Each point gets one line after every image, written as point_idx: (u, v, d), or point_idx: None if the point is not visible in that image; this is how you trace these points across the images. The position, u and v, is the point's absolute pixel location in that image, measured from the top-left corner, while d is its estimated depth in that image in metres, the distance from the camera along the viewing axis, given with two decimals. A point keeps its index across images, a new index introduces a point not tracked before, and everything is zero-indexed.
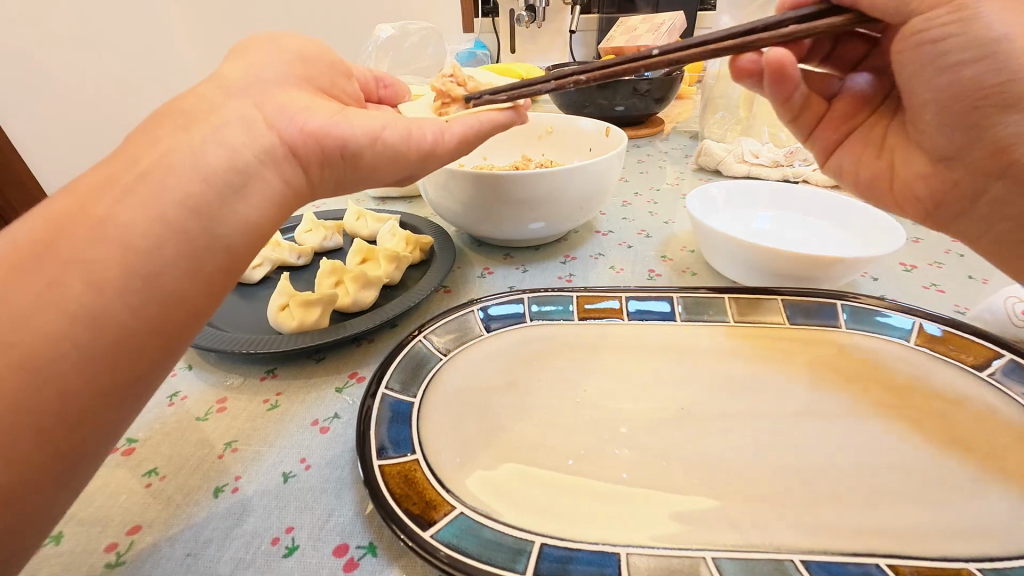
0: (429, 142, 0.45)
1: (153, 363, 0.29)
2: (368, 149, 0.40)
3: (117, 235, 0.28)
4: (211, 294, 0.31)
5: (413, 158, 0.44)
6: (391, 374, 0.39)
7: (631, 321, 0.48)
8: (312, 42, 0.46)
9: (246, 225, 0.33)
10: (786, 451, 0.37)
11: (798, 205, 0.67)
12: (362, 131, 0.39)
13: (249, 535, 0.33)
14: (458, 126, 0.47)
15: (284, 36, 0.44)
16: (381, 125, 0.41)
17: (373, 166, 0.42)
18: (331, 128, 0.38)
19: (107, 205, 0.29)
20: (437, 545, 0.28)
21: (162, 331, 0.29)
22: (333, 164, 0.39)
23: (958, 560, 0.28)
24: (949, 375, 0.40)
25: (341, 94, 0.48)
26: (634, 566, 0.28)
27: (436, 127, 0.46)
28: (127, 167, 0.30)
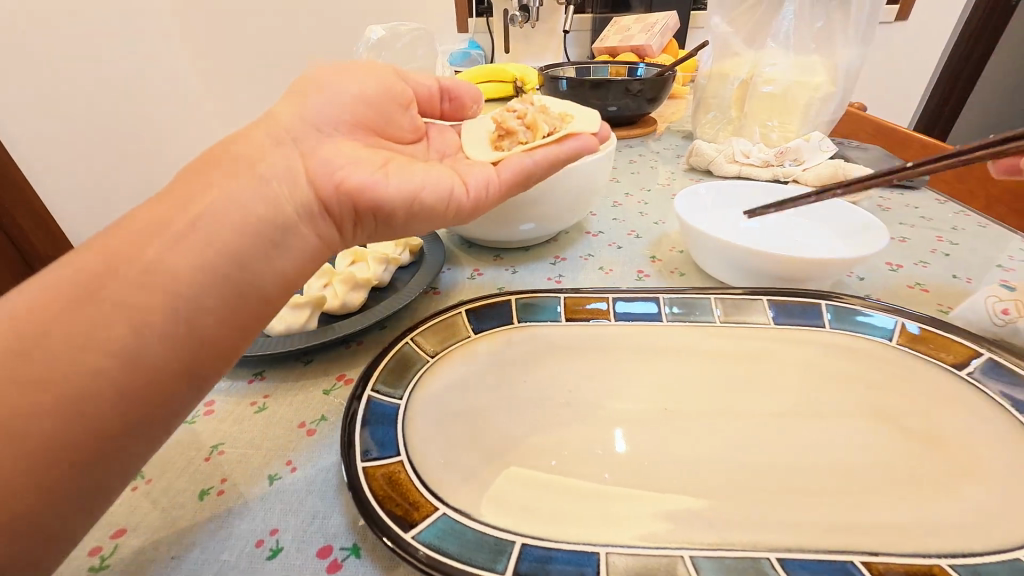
0: (471, 199, 0.46)
1: (189, 376, 0.31)
2: (402, 209, 0.41)
3: (170, 269, 0.31)
4: (254, 317, 0.34)
5: (449, 215, 0.45)
6: (377, 376, 0.39)
7: (620, 321, 0.48)
8: (365, 84, 0.47)
9: (271, 258, 0.35)
10: (767, 452, 0.37)
11: (785, 205, 0.68)
12: (398, 194, 0.40)
13: (234, 537, 0.33)
14: (506, 172, 0.49)
15: (334, 75, 0.46)
16: (420, 184, 0.42)
17: (414, 223, 0.43)
18: (366, 189, 0.39)
19: (164, 246, 0.31)
20: (418, 546, 0.28)
21: (187, 352, 0.31)
22: (364, 222, 0.41)
23: (931, 555, 0.28)
24: (931, 374, 0.41)
25: (389, 132, 0.50)
26: (613, 566, 0.28)
27: (484, 177, 0.48)
28: (182, 212, 0.33)
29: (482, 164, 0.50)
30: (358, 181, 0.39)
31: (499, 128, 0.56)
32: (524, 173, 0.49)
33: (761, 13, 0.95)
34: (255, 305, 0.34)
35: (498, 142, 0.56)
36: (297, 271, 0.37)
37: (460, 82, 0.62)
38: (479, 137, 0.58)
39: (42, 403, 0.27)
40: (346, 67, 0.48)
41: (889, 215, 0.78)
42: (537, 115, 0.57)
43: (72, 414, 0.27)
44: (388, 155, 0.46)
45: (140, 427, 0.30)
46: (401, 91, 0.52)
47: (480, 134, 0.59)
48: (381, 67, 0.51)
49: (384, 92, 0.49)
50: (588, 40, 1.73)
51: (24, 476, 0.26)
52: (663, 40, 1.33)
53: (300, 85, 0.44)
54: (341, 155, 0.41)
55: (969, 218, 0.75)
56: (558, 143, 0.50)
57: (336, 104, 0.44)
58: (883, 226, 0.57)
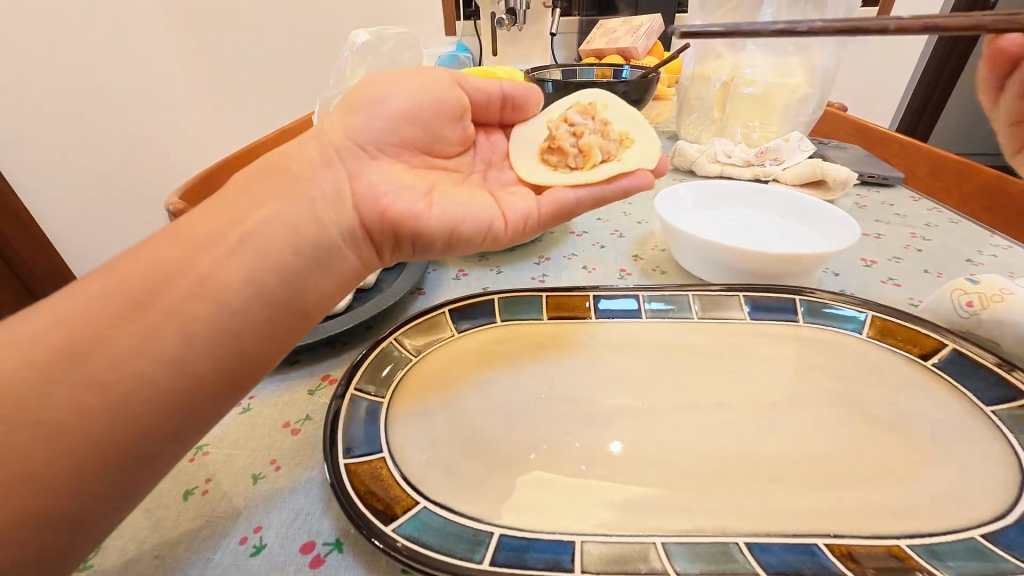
0: (508, 228, 0.46)
1: (229, 383, 0.33)
2: (439, 240, 0.42)
3: (220, 280, 0.33)
4: (293, 331, 0.36)
5: (483, 244, 0.45)
6: (360, 375, 0.40)
7: (599, 319, 0.49)
8: (416, 94, 0.47)
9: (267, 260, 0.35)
10: (742, 442, 0.38)
11: (764, 203, 0.70)
12: (438, 224, 0.42)
13: (219, 535, 0.33)
14: (548, 204, 0.48)
15: (393, 86, 0.47)
16: (460, 217, 0.43)
17: (456, 252, 0.44)
18: (408, 218, 0.40)
19: (214, 261, 0.33)
20: (398, 538, 0.29)
21: (212, 359, 0.32)
22: (402, 247, 0.42)
23: (891, 536, 0.30)
24: (897, 365, 0.42)
25: (434, 146, 0.50)
26: (589, 554, 0.29)
27: (525, 209, 0.47)
28: (233, 227, 0.35)
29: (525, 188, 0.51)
30: (402, 209, 0.40)
31: (551, 141, 0.55)
32: (566, 210, 0.48)
33: (740, 16, 0.98)
34: (286, 317, 0.35)
35: (548, 155, 0.55)
36: (338, 291, 0.39)
37: (529, 92, 0.58)
38: (531, 151, 0.57)
39: (92, 403, 0.29)
40: (396, 76, 0.48)
41: (866, 212, 0.80)
42: (592, 137, 0.55)
43: (117, 414, 0.29)
44: (433, 176, 0.47)
45: (179, 429, 0.31)
46: (453, 102, 0.51)
47: (534, 141, 0.59)
48: (438, 74, 0.50)
49: (438, 105, 0.49)
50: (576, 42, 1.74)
51: (66, 472, 0.28)
52: (648, 43, 1.35)
53: (353, 96, 0.46)
54: (393, 179, 0.42)
55: (942, 215, 0.78)
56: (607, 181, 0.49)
57: (385, 121, 0.45)
58: (853, 223, 0.59)
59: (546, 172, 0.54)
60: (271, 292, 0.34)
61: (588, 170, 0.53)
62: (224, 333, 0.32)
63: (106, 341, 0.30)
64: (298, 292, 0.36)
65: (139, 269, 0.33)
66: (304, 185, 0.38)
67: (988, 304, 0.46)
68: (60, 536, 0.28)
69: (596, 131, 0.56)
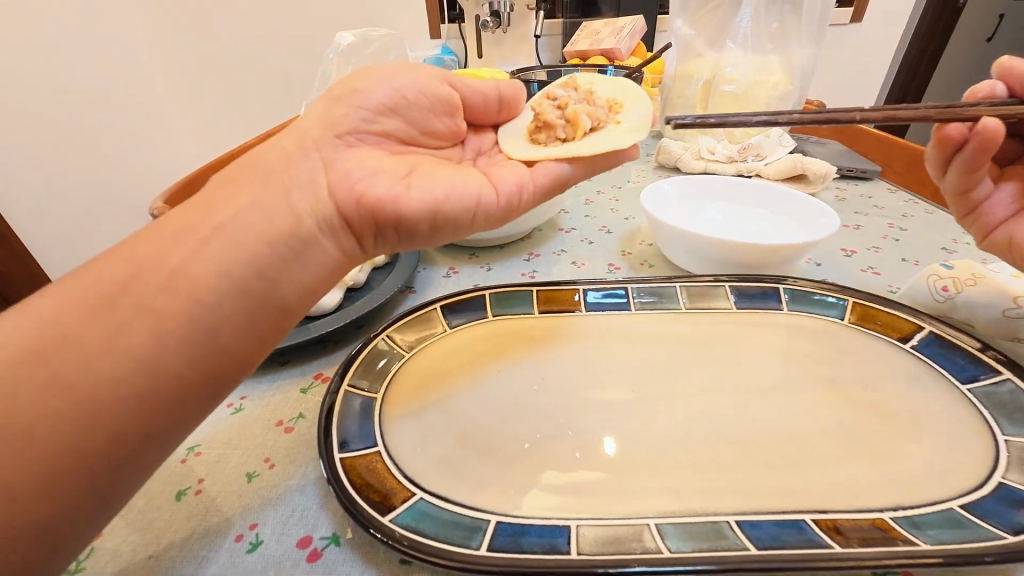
0: (499, 206, 0.47)
1: (210, 383, 0.33)
2: (422, 222, 0.42)
3: (193, 276, 0.33)
4: (272, 326, 0.36)
5: (469, 223, 0.45)
6: (353, 370, 0.40)
7: (589, 312, 0.50)
8: (398, 87, 0.47)
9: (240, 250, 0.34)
10: (731, 425, 0.39)
11: (747, 197, 0.71)
12: (418, 206, 0.41)
13: (213, 534, 0.33)
14: (538, 177, 0.50)
15: (380, 76, 0.46)
16: (443, 196, 0.43)
17: (447, 230, 0.44)
18: (386, 202, 0.40)
19: (173, 252, 0.33)
20: (396, 528, 0.30)
21: (188, 359, 0.32)
22: (384, 233, 0.42)
23: (874, 510, 0.31)
24: (877, 349, 0.44)
25: (422, 140, 0.51)
26: (583, 536, 0.30)
27: (515, 183, 0.48)
28: (206, 220, 0.35)
29: (515, 165, 0.51)
30: (377, 195, 0.40)
31: (537, 120, 0.56)
32: (551, 183, 0.50)
33: (721, 15, 1.00)
34: (264, 312, 0.35)
35: (536, 134, 0.56)
36: (317, 283, 0.38)
37: (517, 84, 0.59)
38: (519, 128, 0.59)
39: (62, 406, 0.29)
40: (375, 70, 0.47)
41: (844, 205, 0.82)
42: (578, 108, 0.56)
43: (88, 417, 0.29)
44: (415, 160, 0.47)
45: (154, 429, 0.31)
46: (435, 93, 0.50)
47: (523, 126, 0.59)
48: (421, 67, 0.50)
49: (419, 98, 0.49)
50: (560, 44, 1.76)
51: (37, 478, 0.27)
52: (631, 43, 1.37)
53: (336, 90, 0.45)
54: (370, 166, 0.42)
55: (918, 206, 0.80)
56: (596, 153, 0.51)
57: (368, 114, 0.45)
58: (832, 212, 0.61)
59: (535, 148, 0.54)
60: (247, 288, 0.34)
61: (578, 141, 0.54)
62: (201, 331, 0.32)
63: (92, 340, 0.30)
64: (277, 287, 0.36)
65: (135, 266, 0.33)
66: (282, 180, 0.38)
67: (961, 289, 0.49)
68: (38, 542, 0.28)
69: (580, 103, 0.58)
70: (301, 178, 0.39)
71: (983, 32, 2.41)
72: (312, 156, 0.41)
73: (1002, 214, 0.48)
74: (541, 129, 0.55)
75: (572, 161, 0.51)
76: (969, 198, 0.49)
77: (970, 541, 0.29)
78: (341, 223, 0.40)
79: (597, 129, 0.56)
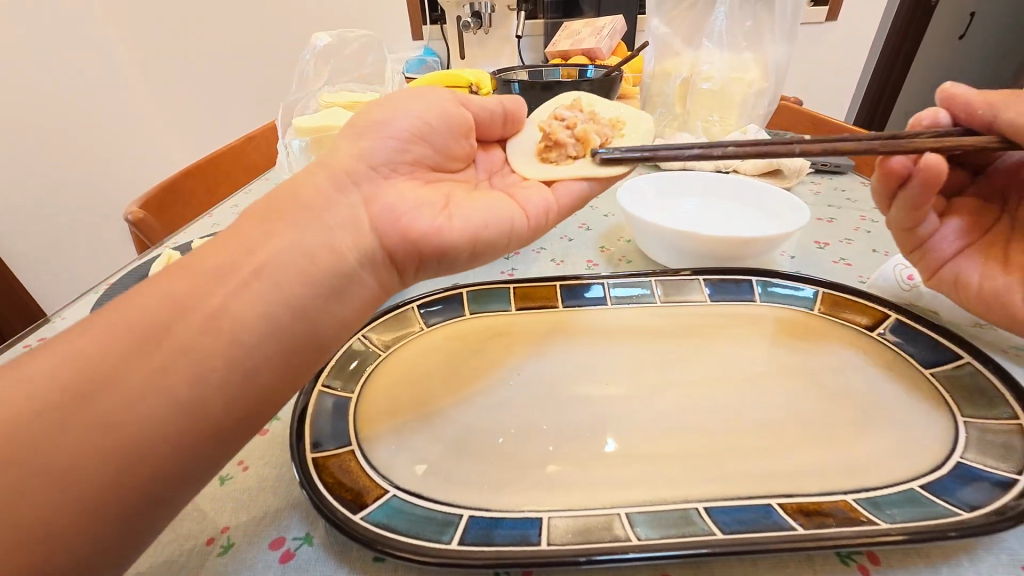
0: (530, 229, 0.48)
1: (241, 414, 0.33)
2: (462, 252, 0.43)
3: (224, 313, 0.33)
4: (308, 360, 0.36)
5: (504, 246, 0.46)
6: (328, 371, 0.40)
7: (565, 307, 0.51)
8: (420, 115, 0.47)
9: (211, 259, 0.35)
10: (701, 413, 0.40)
11: (721, 192, 0.72)
12: (461, 236, 0.42)
13: (184, 538, 0.33)
14: (562, 198, 0.51)
15: (402, 108, 0.46)
16: (481, 226, 0.44)
17: (484, 256, 0.45)
18: (433, 232, 0.41)
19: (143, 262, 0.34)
20: (368, 525, 0.30)
21: (219, 391, 0.31)
22: (427, 264, 0.42)
23: (839, 492, 0.32)
24: (844, 336, 0.45)
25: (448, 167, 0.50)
26: (554, 527, 0.30)
27: (543, 203, 0.49)
28: (234, 256, 0.35)
29: (537, 183, 0.51)
30: (424, 226, 0.41)
31: (548, 139, 0.55)
32: (576, 202, 0.52)
33: (695, 14, 1.02)
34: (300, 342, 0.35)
35: (547, 153, 0.55)
36: (356, 319, 0.39)
37: (519, 99, 0.57)
38: (525, 146, 0.58)
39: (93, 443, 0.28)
40: (391, 100, 0.47)
41: (818, 199, 0.83)
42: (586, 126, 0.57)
43: (121, 454, 0.28)
44: (447, 189, 0.47)
45: (180, 468, 0.30)
46: (455, 117, 0.50)
47: (527, 142, 0.58)
48: (435, 92, 0.49)
49: (448, 127, 0.49)
50: (543, 44, 1.77)
51: (68, 518, 0.27)
52: (612, 42, 1.38)
53: (357, 122, 0.45)
54: (410, 199, 0.42)
55: None
56: (614, 163, 0.51)
57: (393, 145, 0.44)
58: (803, 205, 0.62)
59: (547, 167, 0.54)
60: (285, 322, 0.34)
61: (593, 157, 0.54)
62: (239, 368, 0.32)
63: (81, 356, 0.30)
64: (316, 319, 0.36)
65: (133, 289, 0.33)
66: (319, 212, 0.38)
67: None
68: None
69: (587, 123, 0.58)
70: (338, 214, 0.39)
71: (953, 30, 2.46)
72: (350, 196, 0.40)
73: (949, 249, 0.47)
74: (550, 150, 0.55)
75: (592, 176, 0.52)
76: (915, 234, 0.47)
77: (929, 519, 0.29)
78: (384, 260, 0.40)
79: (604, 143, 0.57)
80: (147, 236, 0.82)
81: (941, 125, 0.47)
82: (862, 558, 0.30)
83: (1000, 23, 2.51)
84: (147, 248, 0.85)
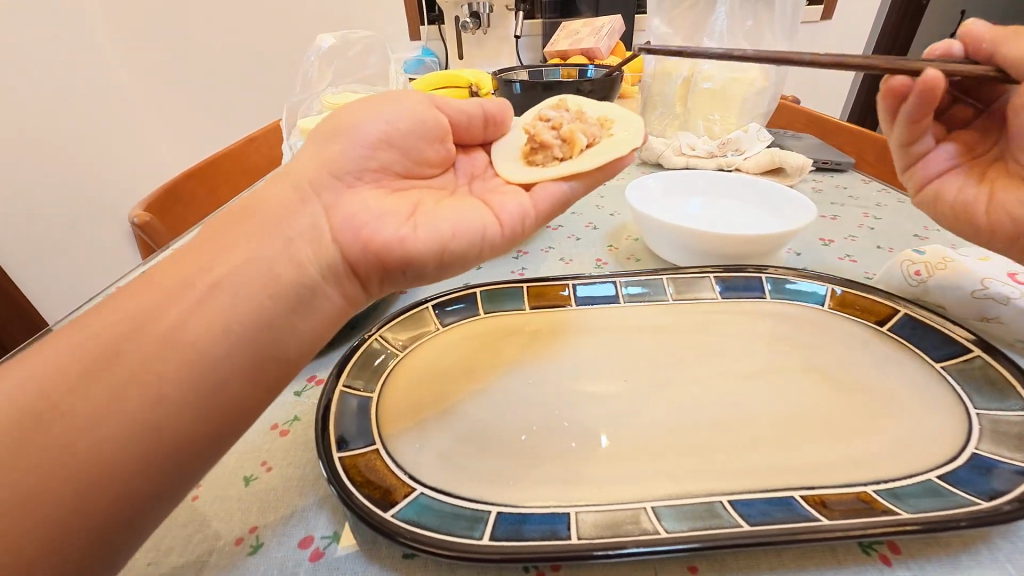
0: (501, 237, 0.46)
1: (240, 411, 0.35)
2: (428, 263, 0.41)
3: None
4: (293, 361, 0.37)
5: (473, 256, 0.44)
6: (349, 370, 0.40)
7: (578, 306, 0.51)
8: (391, 120, 0.47)
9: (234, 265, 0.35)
10: (718, 408, 0.40)
11: (726, 191, 0.73)
12: (426, 246, 0.41)
13: (212, 538, 0.33)
14: (539, 202, 0.49)
15: (369, 111, 0.46)
16: (447, 235, 0.42)
17: (454, 267, 0.44)
18: (393, 245, 0.40)
19: None
20: (400, 522, 0.30)
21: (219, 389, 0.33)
22: (392, 276, 0.41)
23: (858, 484, 0.33)
24: (855, 332, 0.46)
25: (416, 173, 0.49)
26: (582, 522, 0.31)
27: (517, 208, 0.47)
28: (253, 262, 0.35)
29: (515, 188, 0.50)
30: (385, 238, 0.40)
31: (532, 141, 0.55)
32: (557, 205, 0.50)
33: (695, 14, 1.02)
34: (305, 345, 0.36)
35: (532, 155, 0.55)
36: (320, 330, 0.39)
37: (503, 102, 0.57)
38: (511, 150, 0.58)
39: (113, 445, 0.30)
40: (374, 105, 0.47)
41: (820, 197, 0.84)
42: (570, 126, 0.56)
43: (133, 454, 0.30)
44: (415, 199, 0.47)
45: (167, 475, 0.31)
46: (432, 122, 0.50)
47: (513, 147, 0.58)
48: (411, 98, 0.49)
49: (420, 132, 0.49)
50: (541, 43, 1.77)
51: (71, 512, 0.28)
52: (610, 42, 1.39)
53: (363, 123, 0.45)
54: (376, 209, 0.42)
55: (890, 196, 0.82)
56: (597, 165, 0.50)
57: (362, 150, 0.44)
58: (809, 203, 0.63)
59: (533, 170, 0.53)
60: None
61: (576, 158, 0.53)
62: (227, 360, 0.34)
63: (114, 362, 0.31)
64: (288, 327, 0.37)
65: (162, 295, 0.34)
66: (289, 220, 0.39)
67: (933, 273, 0.51)
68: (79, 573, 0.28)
69: (573, 122, 0.57)
70: (301, 223, 0.39)
71: (945, 28, 2.48)
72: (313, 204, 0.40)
73: (936, 169, 0.50)
74: (535, 151, 0.54)
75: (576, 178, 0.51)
76: (911, 151, 0.51)
77: (947, 509, 0.30)
78: (346, 271, 0.40)
79: (592, 142, 0.56)
80: (151, 238, 0.81)
81: (953, 56, 0.47)
82: (882, 548, 0.31)
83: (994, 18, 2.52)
84: (151, 251, 0.85)
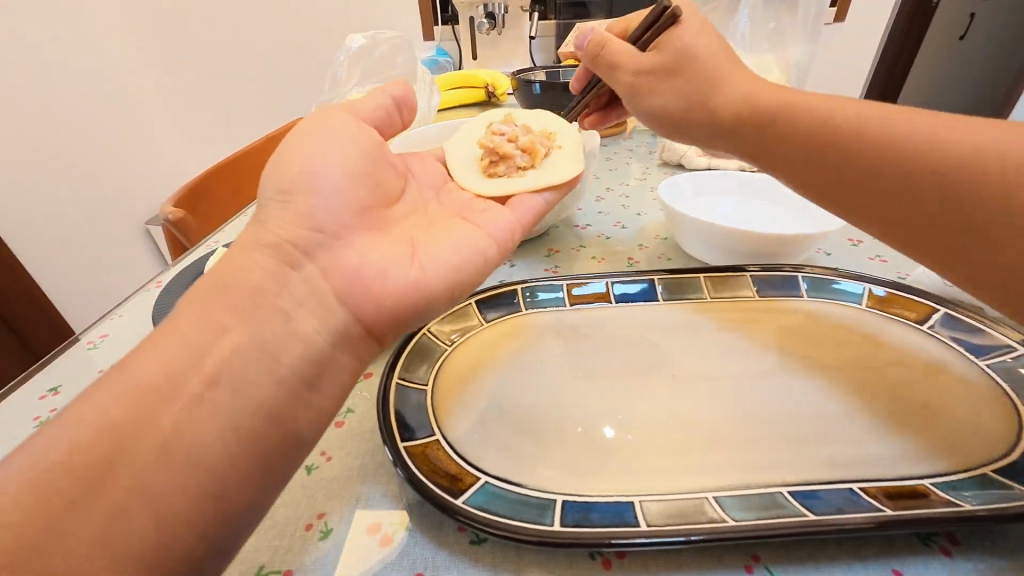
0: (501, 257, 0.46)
1: None
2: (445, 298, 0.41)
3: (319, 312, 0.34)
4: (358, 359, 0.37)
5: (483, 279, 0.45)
6: (403, 363, 0.41)
7: (618, 303, 0.52)
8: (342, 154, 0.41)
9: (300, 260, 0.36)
10: (764, 404, 0.41)
11: (754, 191, 0.74)
12: (441, 282, 0.40)
13: (283, 524, 0.34)
14: (522, 216, 0.51)
15: (301, 150, 0.40)
16: (457, 265, 0.42)
17: (460, 295, 0.42)
18: (410, 291, 0.38)
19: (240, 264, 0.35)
20: (471, 509, 0.31)
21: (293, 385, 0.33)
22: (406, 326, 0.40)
23: (913, 477, 0.34)
24: (896, 330, 0.46)
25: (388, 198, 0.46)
26: (647, 510, 0.32)
27: (506, 225, 0.48)
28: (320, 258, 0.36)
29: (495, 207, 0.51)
30: (400, 285, 0.38)
31: (492, 153, 0.58)
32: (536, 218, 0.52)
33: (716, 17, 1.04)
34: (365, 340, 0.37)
35: (493, 168, 0.57)
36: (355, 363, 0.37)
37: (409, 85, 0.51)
38: (467, 166, 0.58)
39: None
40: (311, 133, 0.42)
41: None
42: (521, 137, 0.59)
43: None
44: (394, 228, 0.44)
45: None
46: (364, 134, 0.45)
47: (471, 162, 0.59)
48: (337, 120, 0.44)
49: (368, 153, 0.45)
50: (553, 45, 1.77)
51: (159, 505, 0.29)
52: None
53: None
54: (371, 254, 0.39)
55: None
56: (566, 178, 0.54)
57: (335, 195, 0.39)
58: None
59: (492, 182, 0.55)
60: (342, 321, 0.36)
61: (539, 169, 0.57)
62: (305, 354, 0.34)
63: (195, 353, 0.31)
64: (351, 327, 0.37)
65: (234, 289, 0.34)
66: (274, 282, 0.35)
67: None
68: None
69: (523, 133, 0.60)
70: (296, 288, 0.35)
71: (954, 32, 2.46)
72: (308, 264, 0.37)
73: None
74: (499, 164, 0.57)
75: (548, 189, 0.54)
76: None
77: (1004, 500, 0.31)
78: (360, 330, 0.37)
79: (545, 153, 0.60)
80: (180, 235, 0.82)
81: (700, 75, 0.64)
82: (941, 539, 0.32)
83: (1004, 21, 2.49)
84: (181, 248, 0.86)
